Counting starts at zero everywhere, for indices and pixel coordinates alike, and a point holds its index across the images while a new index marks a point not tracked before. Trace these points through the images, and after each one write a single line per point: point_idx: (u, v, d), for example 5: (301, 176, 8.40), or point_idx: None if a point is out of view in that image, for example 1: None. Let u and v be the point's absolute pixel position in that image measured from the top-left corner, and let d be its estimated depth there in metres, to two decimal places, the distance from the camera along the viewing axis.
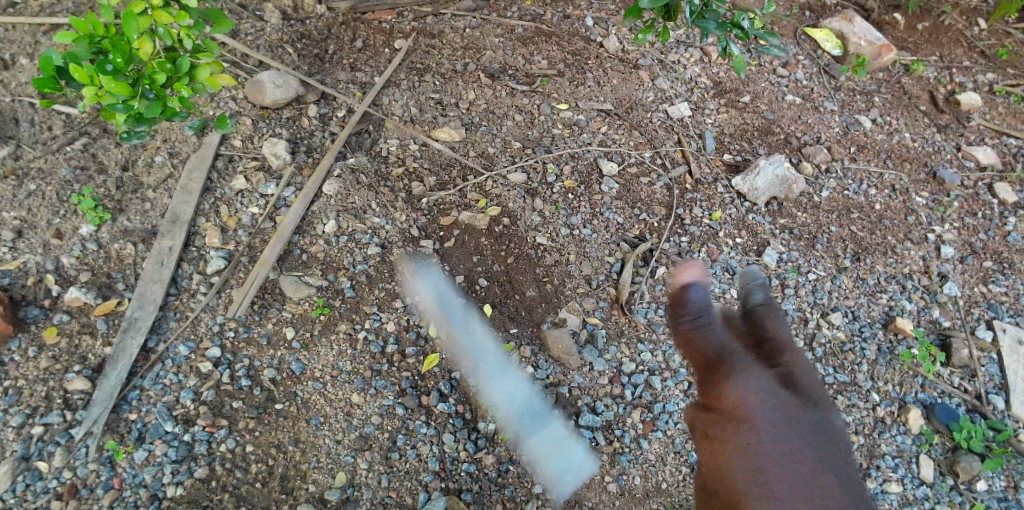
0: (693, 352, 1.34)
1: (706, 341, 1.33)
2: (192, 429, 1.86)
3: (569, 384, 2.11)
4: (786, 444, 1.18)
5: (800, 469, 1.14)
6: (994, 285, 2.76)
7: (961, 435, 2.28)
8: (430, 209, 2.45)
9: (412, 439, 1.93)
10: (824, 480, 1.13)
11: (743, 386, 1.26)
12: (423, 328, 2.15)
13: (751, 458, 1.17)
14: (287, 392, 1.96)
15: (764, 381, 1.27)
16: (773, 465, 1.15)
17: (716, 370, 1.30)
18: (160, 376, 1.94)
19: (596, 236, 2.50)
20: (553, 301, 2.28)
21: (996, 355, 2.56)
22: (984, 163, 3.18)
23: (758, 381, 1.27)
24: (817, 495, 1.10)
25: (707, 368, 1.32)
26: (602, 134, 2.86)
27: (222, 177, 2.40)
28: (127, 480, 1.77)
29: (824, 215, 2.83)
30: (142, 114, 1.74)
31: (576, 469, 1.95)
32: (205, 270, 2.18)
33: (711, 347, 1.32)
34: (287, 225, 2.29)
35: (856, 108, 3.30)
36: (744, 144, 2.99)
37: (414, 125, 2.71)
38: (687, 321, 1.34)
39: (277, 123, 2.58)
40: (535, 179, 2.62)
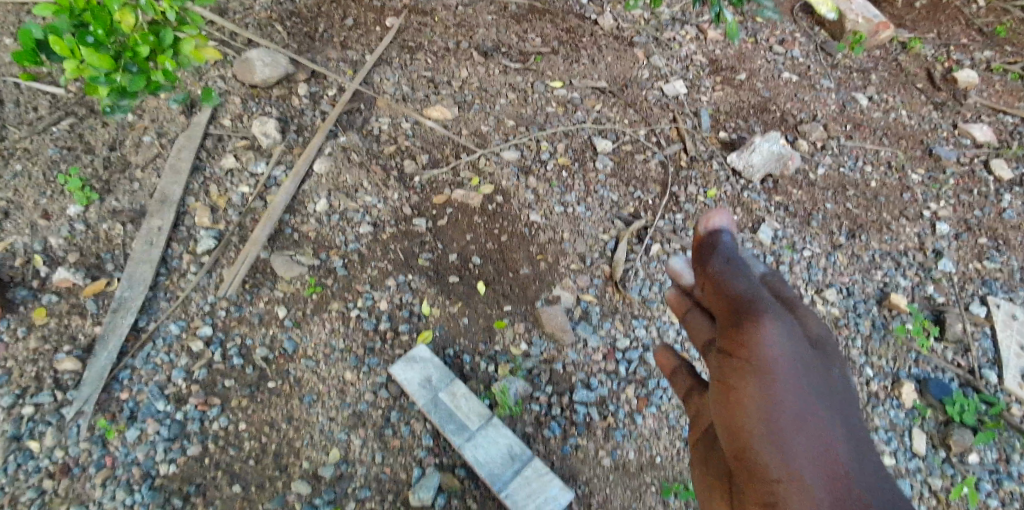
0: (722, 291, 1.27)
1: (736, 283, 1.26)
2: (184, 408, 1.85)
3: (563, 360, 2.10)
4: (804, 401, 1.13)
5: (815, 427, 1.11)
6: (990, 261, 2.75)
7: (954, 408, 2.29)
8: (422, 187, 2.43)
9: (405, 416, 1.92)
10: (837, 443, 1.10)
11: (777, 330, 1.17)
12: (417, 306, 2.14)
13: (772, 409, 1.11)
14: (280, 370, 1.95)
15: (791, 327, 1.19)
16: (792, 420, 1.10)
17: (750, 312, 1.20)
18: (151, 355, 1.93)
19: (591, 213, 2.48)
20: (547, 278, 2.27)
21: (989, 329, 2.56)
22: (981, 140, 3.15)
23: (789, 328, 1.19)
24: (833, 457, 1.08)
25: (735, 309, 1.22)
26: (597, 112, 2.83)
27: (212, 157, 2.36)
28: (119, 458, 1.75)
29: (820, 193, 2.82)
30: (126, 88, 1.73)
31: (570, 445, 1.95)
32: (195, 250, 2.16)
33: (741, 289, 1.25)
34: (278, 204, 2.26)
35: (853, 86, 3.27)
36: (741, 122, 2.97)
37: (406, 103, 2.68)
38: (719, 262, 1.33)
39: (267, 102, 2.54)
40: (528, 157, 2.59)
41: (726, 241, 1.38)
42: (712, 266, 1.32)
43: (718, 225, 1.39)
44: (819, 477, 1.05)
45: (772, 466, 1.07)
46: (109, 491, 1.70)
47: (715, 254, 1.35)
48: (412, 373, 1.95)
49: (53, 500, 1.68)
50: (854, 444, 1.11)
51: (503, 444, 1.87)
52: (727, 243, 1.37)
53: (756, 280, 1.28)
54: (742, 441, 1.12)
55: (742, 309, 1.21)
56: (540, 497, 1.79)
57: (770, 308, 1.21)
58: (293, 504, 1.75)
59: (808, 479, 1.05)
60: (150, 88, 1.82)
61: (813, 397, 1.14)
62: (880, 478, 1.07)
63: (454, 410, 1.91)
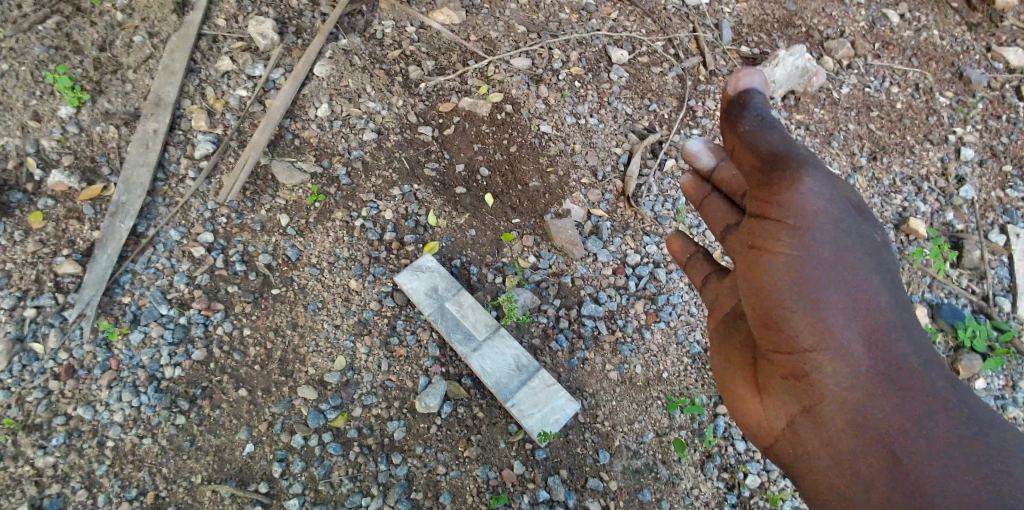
0: (755, 150, 1.36)
1: (770, 140, 1.35)
2: (188, 313, 1.82)
3: (572, 274, 2.06)
4: (840, 266, 1.27)
5: (849, 291, 1.26)
6: (1013, 190, 2.65)
7: (965, 333, 2.27)
8: (428, 95, 2.32)
9: (411, 325, 1.90)
10: (868, 301, 1.27)
11: (812, 187, 1.28)
12: (423, 217, 2.08)
13: (807, 279, 1.26)
14: (284, 277, 1.92)
15: (828, 183, 1.30)
16: (828, 281, 1.25)
17: (783, 169, 1.30)
18: (152, 260, 1.89)
19: (604, 126, 2.38)
20: (557, 191, 2.20)
21: (1007, 258, 2.51)
22: (1013, 64, 2.93)
23: (820, 187, 1.29)
24: (861, 315, 1.26)
25: (771, 166, 1.33)
26: (613, 21, 2.64)
27: (207, 58, 2.22)
28: (124, 361, 1.75)
29: (843, 112, 2.69)
30: None
31: (577, 358, 1.94)
32: (193, 154, 2.08)
33: (775, 145, 1.34)
34: (277, 107, 2.16)
35: (884, 2, 2.99)
36: (763, 36, 2.79)
37: (410, 5, 2.48)
38: (751, 120, 1.39)
39: (263, 1, 2.36)
40: (540, 66, 2.45)
41: (759, 103, 1.42)
42: (744, 127, 1.39)
43: (751, 84, 1.41)
44: (844, 333, 1.24)
45: (801, 332, 1.26)
46: (115, 392, 1.70)
47: (747, 116, 1.40)
48: (418, 283, 1.93)
49: (60, 400, 1.68)
50: (885, 298, 1.29)
51: (510, 354, 1.87)
52: (760, 105, 1.41)
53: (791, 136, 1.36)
54: (771, 312, 1.29)
55: (778, 167, 1.31)
56: (547, 406, 1.80)
57: (808, 162, 1.30)
58: (300, 409, 1.75)
59: (834, 339, 1.24)
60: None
61: (846, 259, 1.28)
62: (899, 325, 1.28)
63: (461, 320, 1.90)
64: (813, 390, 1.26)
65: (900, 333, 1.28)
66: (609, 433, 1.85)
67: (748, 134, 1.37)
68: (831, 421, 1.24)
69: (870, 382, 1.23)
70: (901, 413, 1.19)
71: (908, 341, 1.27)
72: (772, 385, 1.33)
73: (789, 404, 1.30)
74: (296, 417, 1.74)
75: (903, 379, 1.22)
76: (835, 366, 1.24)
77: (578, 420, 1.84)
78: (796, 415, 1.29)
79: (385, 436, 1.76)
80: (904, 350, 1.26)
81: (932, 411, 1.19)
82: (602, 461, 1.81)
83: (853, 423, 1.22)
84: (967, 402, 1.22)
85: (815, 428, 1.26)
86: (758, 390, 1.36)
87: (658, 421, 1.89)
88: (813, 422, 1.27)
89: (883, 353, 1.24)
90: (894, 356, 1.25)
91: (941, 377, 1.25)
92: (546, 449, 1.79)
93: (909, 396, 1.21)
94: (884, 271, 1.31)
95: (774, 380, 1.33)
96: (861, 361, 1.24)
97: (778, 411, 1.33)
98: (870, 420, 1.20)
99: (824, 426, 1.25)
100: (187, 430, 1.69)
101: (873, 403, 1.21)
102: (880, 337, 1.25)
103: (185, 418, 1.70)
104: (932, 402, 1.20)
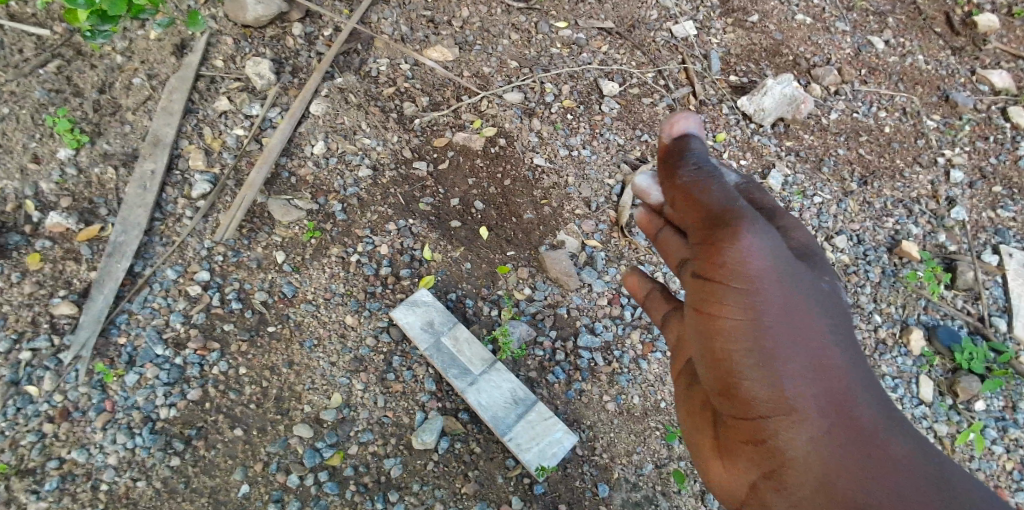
0: (698, 206, 1.14)
1: (710, 196, 1.12)
2: (183, 352, 1.82)
3: (567, 305, 2.07)
4: (795, 322, 1.05)
5: (806, 348, 1.04)
6: (1003, 210, 2.67)
7: (962, 356, 2.26)
8: (422, 130, 2.35)
9: (408, 361, 1.90)
10: (829, 359, 1.05)
11: (756, 244, 1.06)
12: (418, 251, 2.10)
13: (761, 342, 1.04)
14: (279, 314, 1.92)
15: (774, 236, 1.08)
16: (781, 338, 1.04)
17: (723, 227, 1.08)
18: (148, 300, 1.89)
19: (596, 157, 2.40)
20: (551, 223, 2.22)
21: (1001, 278, 2.51)
22: (998, 86, 2.98)
23: (763, 239, 1.06)
24: (822, 373, 1.04)
25: (711, 224, 1.10)
26: (603, 54, 2.69)
27: (204, 98, 2.26)
28: (119, 402, 1.74)
29: (832, 138, 2.72)
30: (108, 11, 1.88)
31: (574, 390, 1.93)
32: (191, 194, 2.10)
33: (717, 203, 1.11)
34: (273, 146, 2.19)
35: (869, 29, 3.06)
36: (752, 66, 2.84)
37: (404, 44, 2.54)
38: (690, 169, 1.18)
39: (260, 42, 2.41)
40: (532, 99, 2.50)
41: (696, 147, 1.22)
42: (683, 178, 1.17)
43: (687, 129, 1.24)
44: (802, 395, 1.03)
45: (758, 397, 1.04)
46: (109, 434, 1.69)
47: (685, 164, 1.19)
48: (413, 317, 1.93)
49: (54, 443, 1.67)
50: (843, 351, 1.07)
51: (506, 388, 1.86)
52: (697, 150, 1.21)
53: (733, 189, 1.15)
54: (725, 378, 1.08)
55: (718, 226, 1.09)
56: (545, 440, 1.79)
57: (750, 219, 1.08)
58: (295, 448, 1.74)
59: (794, 401, 1.02)
60: (131, 11, 2.01)
61: (800, 315, 1.06)
62: (863, 379, 1.06)
63: (457, 354, 1.90)
64: (774, 457, 1.04)
65: (865, 388, 1.06)
66: (607, 466, 1.83)
67: (687, 188, 1.15)
68: (796, 491, 1.02)
69: (840, 449, 1.00)
70: (872, 482, 0.97)
71: (874, 397, 1.06)
72: (731, 449, 1.12)
73: (750, 471, 1.08)
74: (292, 456, 1.73)
75: (870, 443, 1.01)
76: (798, 433, 1.02)
77: (576, 454, 1.83)
78: (758, 482, 1.07)
79: (382, 474, 1.74)
80: (869, 409, 1.04)
81: (904, 481, 0.97)
82: (601, 494, 1.79)
83: (818, 496, 1.00)
84: (936, 462, 1.02)
85: (779, 499, 1.05)
86: (717, 454, 1.15)
87: (656, 452, 1.88)
88: (776, 491, 1.05)
89: (849, 415, 1.02)
90: (860, 417, 1.03)
91: (911, 436, 1.04)
92: (544, 483, 1.77)
93: (878, 462, 0.99)
94: (842, 325, 1.10)
95: (733, 444, 1.11)
96: (825, 426, 1.02)
97: (738, 478, 1.11)
98: (835, 491, 0.98)
99: (790, 496, 1.03)
100: (182, 472, 1.68)
101: (842, 473, 0.99)
102: (843, 398, 1.03)
103: (179, 460, 1.69)
104: (904, 469, 0.98)
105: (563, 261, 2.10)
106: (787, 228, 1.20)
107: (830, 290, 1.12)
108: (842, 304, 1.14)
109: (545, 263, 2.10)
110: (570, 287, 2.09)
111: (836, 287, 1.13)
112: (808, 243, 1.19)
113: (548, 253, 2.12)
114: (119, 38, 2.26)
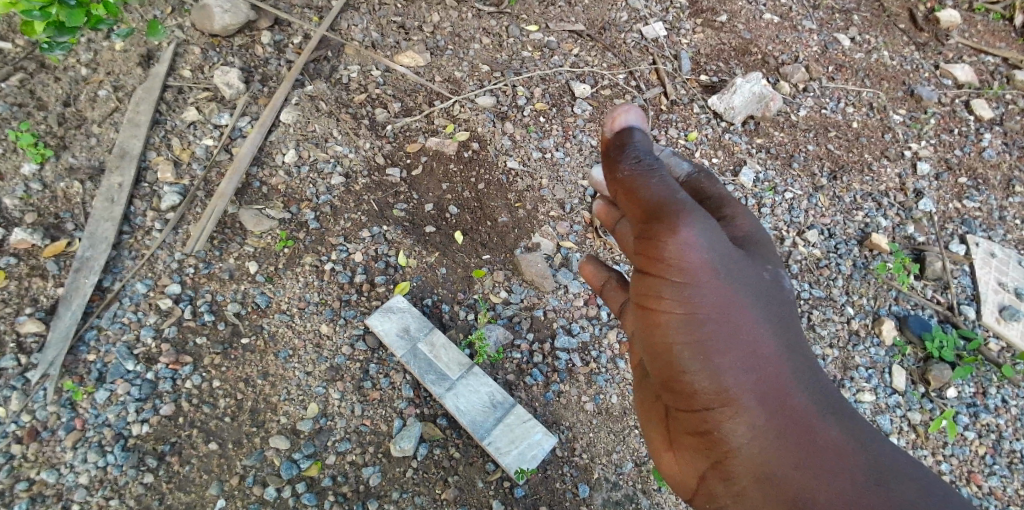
0: (635, 200, 1.11)
1: (649, 189, 1.10)
2: (155, 367, 1.79)
3: (544, 307, 2.08)
4: (731, 315, 1.05)
5: (743, 340, 1.05)
6: (969, 201, 2.73)
7: (933, 344, 2.30)
8: (395, 136, 2.35)
9: (384, 368, 1.89)
10: (765, 351, 1.06)
11: (692, 238, 1.04)
12: (393, 257, 2.09)
13: (698, 337, 1.05)
14: (253, 325, 1.90)
15: (712, 229, 1.07)
16: (717, 335, 1.05)
17: (660, 220, 1.05)
18: (117, 315, 1.86)
19: (570, 160, 2.41)
20: (526, 225, 2.22)
21: (968, 267, 2.57)
22: (961, 80, 3.06)
23: (701, 235, 1.05)
24: (759, 365, 1.05)
25: (648, 217, 1.08)
26: (574, 56, 2.71)
27: (173, 109, 2.23)
28: (89, 420, 1.70)
29: (802, 134, 2.76)
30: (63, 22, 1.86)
31: (552, 391, 1.94)
32: (160, 206, 2.06)
33: (655, 195, 1.09)
34: (243, 156, 2.16)
35: (835, 27, 3.12)
36: (721, 65, 2.87)
37: (376, 50, 2.53)
38: (629, 164, 1.15)
39: (229, 51, 2.38)
40: (504, 103, 2.50)
41: (638, 140, 1.19)
42: (622, 171, 1.15)
43: (628, 122, 1.20)
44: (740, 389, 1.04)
45: (699, 391, 1.07)
46: (80, 453, 1.66)
47: (625, 157, 1.16)
48: (389, 324, 1.92)
49: (22, 465, 1.63)
50: (782, 342, 1.08)
51: (484, 391, 1.86)
52: (638, 143, 1.19)
53: (673, 180, 1.12)
54: (669, 374, 1.10)
55: (655, 219, 1.06)
56: (524, 442, 1.79)
57: (687, 212, 1.06)
58: (272, 460, 1.72)
59: (732, 396, 1.04)
60: (91, 22, 1.98)
61: (737, 308, 1.06)
62: (801, 368, 1.08)
63: (434, 360, 1.89)
64: (717, 447, 1.08)
65: (804, 377, 1.07)
66: (587, 466, 1.84)
67: (625, 182, 1.13)
68: (739, 478, 1.06)
69: (777, 439, 1.03)
70: (812, 472, 1.01)
71: (813, 387, 1.07)
72: (680, 441, 1.15)
73: (697, 460, 1.12)
74: (269, 468, 1.71)
75: (808, 431, 1.03)
76: (736, 423, 1.05)
77: (556, 455, 1.83)
78: (705, 471, 1.11)
79: (360, 483, 1.73)
80: (807, 398, 1.06)
81: (845, 470, 1.00)
82: (582, 495, 1.80)
83: (758, 484, 1.04)
84: (876, 447, 1.04)
85: (723, 486, 1.09)
86: (669, 444, 1.18)
87: (636, 450, 1.89)
88: (721, 480, 1.09)
89: (786, 405, 1.04)
90: (796, 407, 1.05)
91: (850, 425, 1.06)
92: (524, 486, 1.77)
93: (815, 451, 1.02)
94: (782, 316, 1.11)
95: (681, 436, 1.14)
96: (763, 416, 1.04)
97: (687, 467, 1.15)
98: (775, 482, 1.02)
99: (732, 484, 1.08)
100: (156, 489, 1.65)
101: (778, 464, 1.03)
102: (781, 389, 1.05)
103: (153, 476, 1.66)
104: (842, 456, 1.01)
105: (537, 264, 2.11)
106: (731, 216, 1.21)
107: (769, 279, 1.14)
108: (784, 294, 1.14)
109: (518, 265, 2.12)
110: (547, 288, 2.09)
111: (776, 277, 1.14)
112: (752, 233, 1.20)
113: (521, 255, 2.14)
114: (84, 50, 2.23)
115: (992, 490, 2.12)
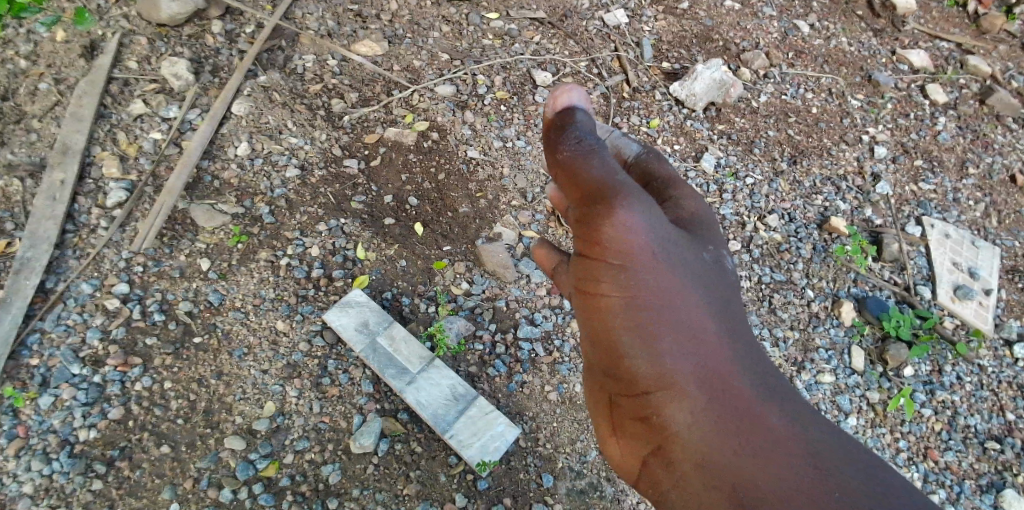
0: (576, 183, 1.09)
1: (588, 170, 1.07)
2: (102, 370, 1.73)
3: (506, 297, 2.06)
4: (670, 299, 1.03)
5: (682, 323, 1.03)
6: (925, 184, 2.79)
7: (889, 324, 2.34)
8: (353, 127, 2.29)
9: (343, 363, 1.85)
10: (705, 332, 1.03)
11: (632, 220, 1.02)
12: (351, 250, 2.05)
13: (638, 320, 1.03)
14: (206, 324, 1.84)
15: (651, 211, 1.04)
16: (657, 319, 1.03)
17: (598, 202, 1.03)
18: (61, 317, 1.78)
19: (532, 148, 2.39)
20: (488, 216, 2.20)
21: (924, 248, 2.62)
22: (917, 65, 3.11)
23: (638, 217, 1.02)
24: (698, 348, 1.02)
25: (588, 200, 1.06)
26: (536, 44, 2.68)
27: (118, 102, 2.15)
28: (33, 427, 1.63)
29: (762, 120, 2.77)
30: None
31: (515, 382, 1.92)
32: (105, 203, 1.98)
33: (594, 176, 1.07)
34: (193, 150, 2.09)
35: (794, 13, 3.15)
36: (683, 52, 2.88)
37: (332, 39, 2.47)
38: (570, 144, 1.12)
39: (178, 41, 2.30)
40: (464, 92, 2.47)
41: (580, 121, 1.17)
42: (562, 152, 1.12)
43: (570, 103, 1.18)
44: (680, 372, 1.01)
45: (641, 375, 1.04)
46: (23, 462, 1.59)
47: (567, 139, 1.13)
48: (347, 318, 1.88)
49: None
50: (721, 325, 1.06)
51: (446, 384, 1.84)
52: (580, 123, 1.16)
53: (614, 161, 1.10)
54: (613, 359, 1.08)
55: (595, 201, 1.04)
56: (486, 434, 1.78)
57: (628, 194, 1.04)
58: (227, 462, 1.67)
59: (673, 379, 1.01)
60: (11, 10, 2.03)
61: (677, 291, 1.04)
62: (743, 352, 1.05)
63: (394, 354, 1.86)
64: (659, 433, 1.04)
65: (746, 361, 1.04)
66: (551, 456, 1.83)
67: (565, 163, 1.10)
68: (681, 465, 1.02)
69: (716, 423, 0.99)
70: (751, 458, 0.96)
71: (754, 370, 1.05)
72: (626, 429, 1.11)
73: (642, 446, 1.09)
74: (224, 470, 1.66)
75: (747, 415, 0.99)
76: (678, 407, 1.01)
77: (519, 446, 1.82)
78: (650, 458, 1.08)
79: (320, 482, 1.69)
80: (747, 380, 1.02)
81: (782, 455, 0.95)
82: (546, 485, 1.79)
83: (699, 470, 1.00)
84: (817, 429, 0.99)
85: (666, 473, 1.06)
86: (614, 431, 1.15)
87: (600, 439, 1.89)
88: (664, 466, 1.05)
89: (724, 387, 1.01)
90: (737, 390, 1.01)
91: (793, 408, 1.02)
92: (488, 478, 1.76)
93: (753, 435, 0.97)
94: (723, 299, 1.08)
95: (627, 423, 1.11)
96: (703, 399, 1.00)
97: (634, 455, 1.11)
98: (714, 467, 0.98)
99: (675, 471, 1.03)
100: (105, 496, 1.59)
101: (719, 449, 0.98)
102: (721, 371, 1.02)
103: (101, 483, 1.60)
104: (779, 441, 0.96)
105: (498, 253, 2.09)
106: (677, 197, 1.19)
107: (713, 262, 1.11)
108: (727, 277, 1.12)
109: (478, 255, 2.10)
110: (509, 278, 2.08)
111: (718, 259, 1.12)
112: (699, 214, 1.17)
113: (482, 244, 2.11)
114: (24, 42, 2.14)
115: (948, 465, 2.18)
